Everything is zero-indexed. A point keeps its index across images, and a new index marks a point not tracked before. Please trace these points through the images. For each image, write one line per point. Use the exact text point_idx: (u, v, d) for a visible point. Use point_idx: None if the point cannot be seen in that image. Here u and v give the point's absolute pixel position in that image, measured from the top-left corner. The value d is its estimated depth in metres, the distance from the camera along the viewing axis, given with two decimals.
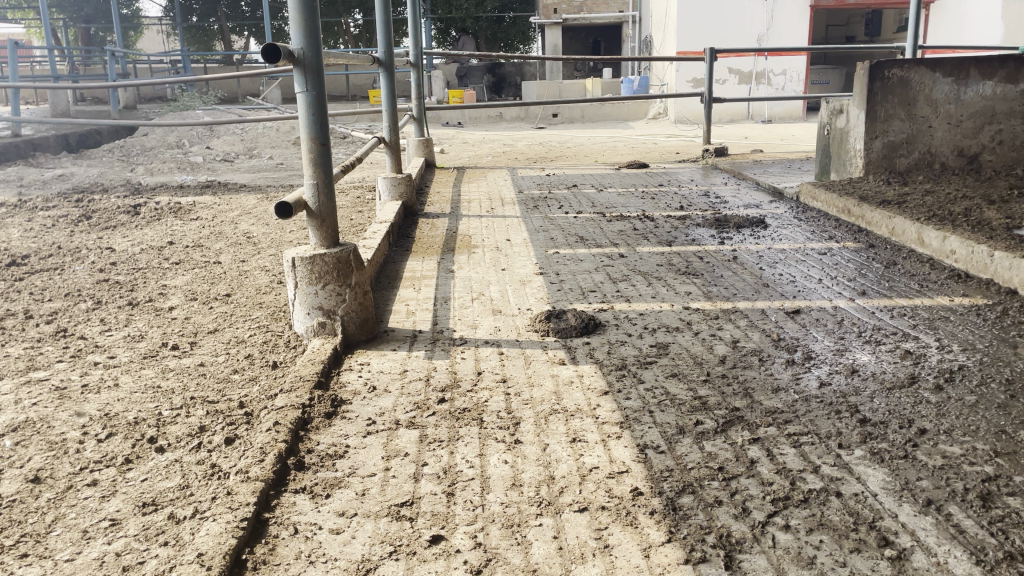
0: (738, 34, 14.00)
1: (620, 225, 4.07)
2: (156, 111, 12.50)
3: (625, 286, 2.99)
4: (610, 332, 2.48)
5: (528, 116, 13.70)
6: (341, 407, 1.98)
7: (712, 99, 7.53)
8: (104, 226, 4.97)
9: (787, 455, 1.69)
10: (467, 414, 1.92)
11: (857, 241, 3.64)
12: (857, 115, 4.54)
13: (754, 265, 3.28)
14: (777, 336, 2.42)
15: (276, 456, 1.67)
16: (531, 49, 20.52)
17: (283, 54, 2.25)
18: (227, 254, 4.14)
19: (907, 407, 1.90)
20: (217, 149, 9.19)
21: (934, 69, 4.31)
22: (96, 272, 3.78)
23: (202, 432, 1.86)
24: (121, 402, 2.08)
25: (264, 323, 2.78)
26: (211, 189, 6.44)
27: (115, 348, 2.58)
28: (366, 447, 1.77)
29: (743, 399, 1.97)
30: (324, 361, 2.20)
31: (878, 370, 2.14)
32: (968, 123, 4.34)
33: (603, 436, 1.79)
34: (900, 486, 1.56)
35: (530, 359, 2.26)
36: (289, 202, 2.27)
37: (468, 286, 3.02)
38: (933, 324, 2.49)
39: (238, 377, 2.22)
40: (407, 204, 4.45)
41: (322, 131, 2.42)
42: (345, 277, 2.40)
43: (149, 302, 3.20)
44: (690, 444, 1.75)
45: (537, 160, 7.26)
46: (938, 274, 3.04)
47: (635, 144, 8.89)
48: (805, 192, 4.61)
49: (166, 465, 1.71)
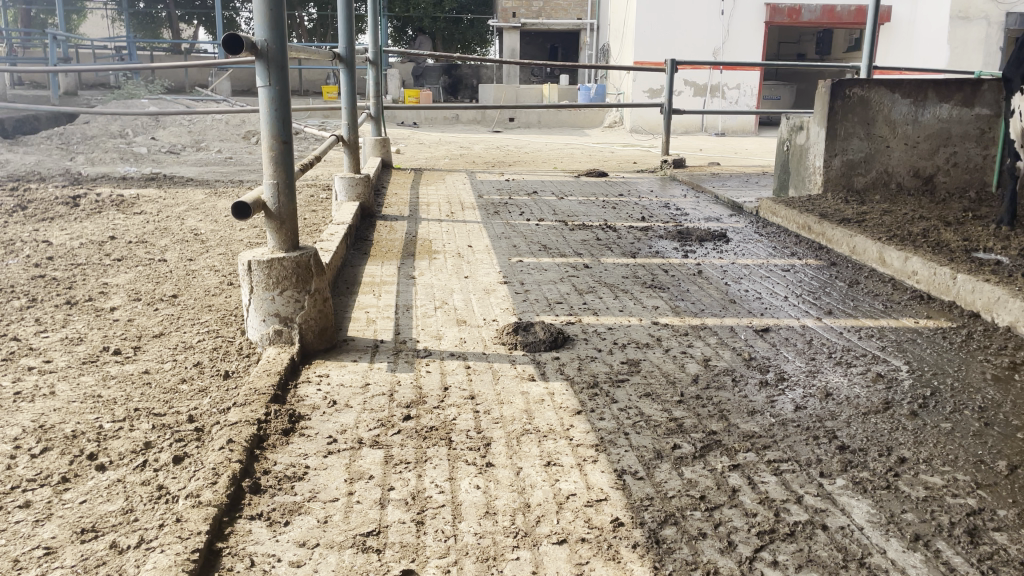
0: (693, 47, 14.14)
1: (583, 234, 4.01)
2: (98, 98, 12.07)
3: (591, 298, 2.93)
4: (579, 347, 2.41)
5: (483, 118, 13.62)
6: (300, 423, 1.86)
7: (671, 109, 7.54)
8: (41, 218, 4.72)
9: (769, 483, 1.64)
10: (434, 433, 1.82)
11: (818, 259, 3.64)
12: (816, 132, 4.56)
13: (719, 280, 3.24)
14: (748, 355, 2.37)
15: (230, 478, 1.55)
16: (487, 53, 20.47)
17: (245, 45, 2.12)
18: (172, 251, 3.95)
19: (885, 434, 1.87)
20: (162, 140, 8.88)
21: (894, 90, 4.34)
22: (31, 267, 3.56)
23: (148, 449, 1.72)
24: (57, 413, 1.92)
25: (214, 328, 2.64)
26: (156, 182, 6.19)
27: (52, 352, 2.41)
28: (328, 468, 1.66)
29: (719, 422, 1.92)
30: (280, 372, 2.08)
31: (852, 394, 2.10)
32: (925, 144, 4.40)
33: (579, 460, 1.71)
34: (886, 519, 1.52)
35: (497, 374, 2.17)
36: (248, 202, 2.14)
37: (430, 294, 2.92)
38: (901, 347, 2.47)
39: (186, 388, 2.08)
40: (365, 205, 4.32)
41: (284, 129, 2.30)
42: (304, 283, 2.28)
43: (89, 301, 3.02)
44: (670, 470, 1.68)
45: (495, 164, 7.18)
46: (901, 295, 3.05)
47: (594, 151, 8.89)
48: (765, 208, 4.61)
49: (108, 485, 1.57)
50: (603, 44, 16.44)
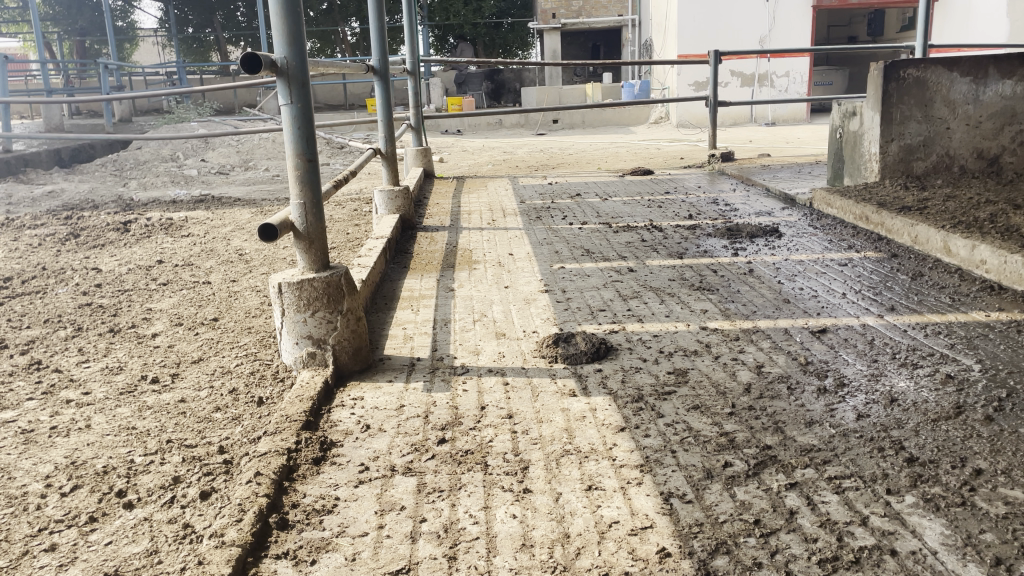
0: (739, 36, 13.83)
1: (627, 236, 3.89)
2: (151, 123, 12.38)
3: (635, 303, 2.81)
4: (623, 357, 2.30)
5: (527, 121, 13.56)
6: (332, 450, 1.80)
7: (716, 102, 7.33)
8: (92, 245, 4.80)
9: (830, 504, 1.51)
10: (469, 458, 1.73)
11: (878, 251, 3.46)
12: (871, 117, 4.35)
13: (772, 278, 3.09)
14: (805, 360, 2.23)
15: (256, 514, 1.49)
16: (530, 56, 20.40)
17: (264, 64, 2.07)
18: (216, 273, 3.96)
19: (957, 442, 1.72)
20: (212, 161, 9.02)
21: (952, 69, 4.13)
22: (79, 296, 3.60)
23: (176, 484, 1.67)
24: (90, 448, 1.90)
25: (253, 350, 2.61)
26: (204, 203, 6.27)
27: (92, 382, 2.40)
28: (358, 499, 1.59)
29: (775, 436, 1.79)
30: (313, 398, 2.02)
31: (919, 398, 1.95)
32: (988, 123, 4.12)
33: (622, 483, 1.60)
34: (962, 542, 1.38)
35: (537, 391, 2.07)
36: (274, 224, 2.09)
37: (468, 306, 2.84)
38: (972, 343, 2.30)
39: (220, 417, 2.04)
40: (405, 217, 4.26)
41: (309, 147, 2.24)
42: (335, 303, 2.23)
43: (132, 328, 3.02)
44: (720, 492, 1.56)
45: (538, 167, 7.09)
46: (969, 286, 2.86)
47: (639, 149, 8.73)
48: (819, 199, 4.42)
49: (134, 525, 1.53)
50: (646, 40, 16.22)
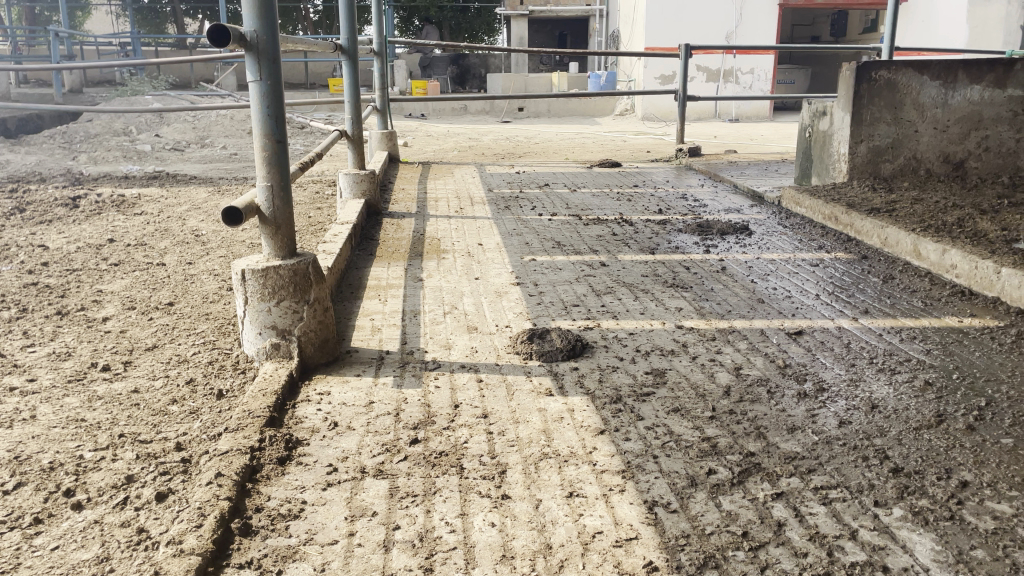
0: (705, 31, 13.88)
1: (598, 230, 3.83)
2: (103, 95, 11.97)
3: (609, 299, 2.76)
4: (599, 356, 2.24)
5: (491, 108, 13.44)
6: (297, 450, 1.70)
7: (685, 96, 7.31)
8: (39, 220, 4.59)
9: (818, 515, 1.47)
10: (444, 460, 1.65)
11: (848, 252, 3.46)
12: (841, 117, 4.36)
13: (745, 277, 3.06)
14: (783, 362, 2.19)
15: (218, 519, 1.40)
16: (495, 41, 20.22)
17: (233, 37, 1.95)
18: (172, 254, 3.80)
19: (941, 453, 1.69)
20: (166, 137, 8.74)
21: (923, 72, 4.12)
22: (24, 274, 3.42)
23: (129, 484, 1.56)
24: (35, 441, 1.77)
25: (211, 338, 2.49)
26: (158, 180, 6.06)
27: (37, 369, 2.26)
28: (327, 504, 1.50)
29: (758, 442, 1.74)
30: (277, 393, 1.92)
31: (900, 406, 1.92)
32: (955, 128, 4.14)
33: (604, 490, 1.54)
34: (954, 558, 1.35)
35: (512, 389, 2.00)
36: (239, 207, 1.98)
37: (438, 298, 2.75)
38: (948, 350, 2.29)
39: (176, 410, 1.92)
40: (371, 202, 4.15)
41: (278, 127, 2.12)
42: (302, 292, 2.12)
43: (81, 311, 2.86)
44: (705, 501, 1.51)
45: (504, 155, 7.00)
46: (941, 291, 2.86)
47: (605, 140, 8.70)
48: (788, 198, 4.41)
49: (84, 528, 1.42)
50: (613, 30, 16.17)
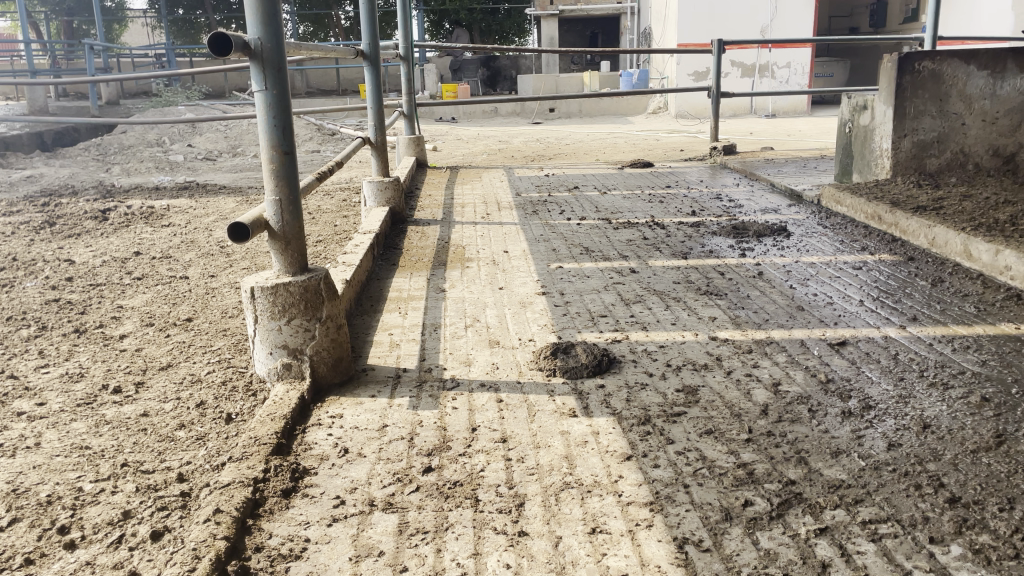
0: (740, 26, 13.64)
1: (628, 233, 3.70)
2: (138, 106, 12.12)
3: (639, 309, 2.63)
4: (627, 371, 2.11)
5: (523, 110, 13.36)
6: (304, 480, 1.61)
7: (720, 92, 7.12)
8: (68, 234, 4.59)
9: (867, 554, 1.33)
10: (458, 491, 1.55)
11: (893, 253, 3.28)
12: (883, 111, 4.16)
13: (783, 282, 2.90)
14: (825, 377, 2.04)
15: (213, 561, 1.30)
16: (526, 42, 20.12)
17: (234, 45, 1.87)
18: (195, 267, 3.75)
19: (1002, 480, 1.54)
20: (199, 147, 8.78)
21: (969, 62, 3.93)
22: (48, 290, 3.39)
23: (126, 520, 1.48)
24: (36, 472, 1.70)
25: (227, 356, 2.41)
26: (188, 190, 6.06)
27: (47, 392, 2.20)
28: (331, 542, 1.40)
29: (798, 468, 1.60)
30: (286, 417, 1.82)
31: (954, 425, 1.76)
32: (1005, 120, 3.93)
33: (630, 526, 1.42)
34: None
35: (534, 411, 1.88)
36: (245, 223, 1.89)
37: (460, 310, 2.65)
38: (1006, 360, 2.12)
39: (183, 436, 1.84)
40: (395, 210, 4.06)
41: (285, 138, 2.04)
42: (314, 310, 2.03)
43: (99, 328, 2.81)
44: (741, 538, 1.38)
45: (533, 157, 6.89)
46: (995, 295, 2.67)
47: (637, 140, 8.55)
48: (828, 196, 4.23)
49: (74, 571, 1.34)
50: (645, 28, 15.96)
